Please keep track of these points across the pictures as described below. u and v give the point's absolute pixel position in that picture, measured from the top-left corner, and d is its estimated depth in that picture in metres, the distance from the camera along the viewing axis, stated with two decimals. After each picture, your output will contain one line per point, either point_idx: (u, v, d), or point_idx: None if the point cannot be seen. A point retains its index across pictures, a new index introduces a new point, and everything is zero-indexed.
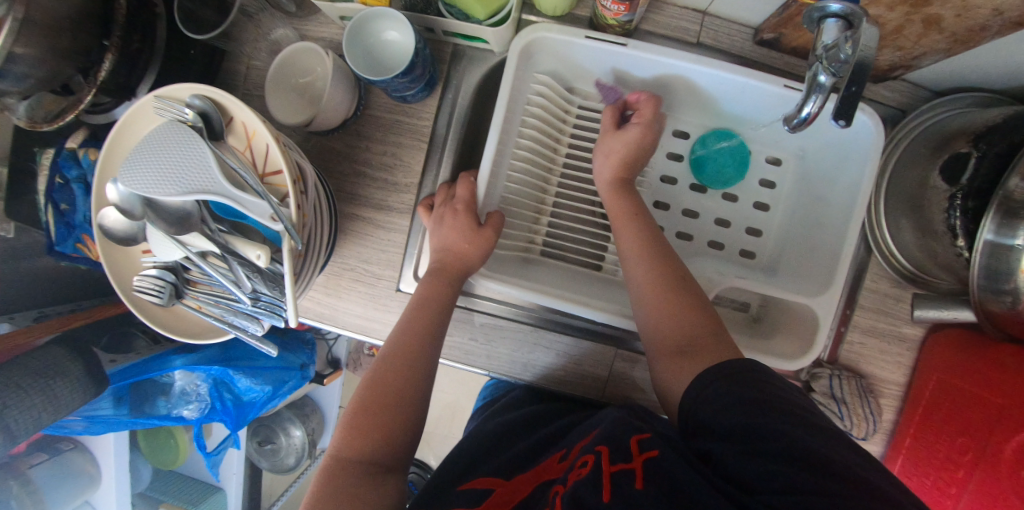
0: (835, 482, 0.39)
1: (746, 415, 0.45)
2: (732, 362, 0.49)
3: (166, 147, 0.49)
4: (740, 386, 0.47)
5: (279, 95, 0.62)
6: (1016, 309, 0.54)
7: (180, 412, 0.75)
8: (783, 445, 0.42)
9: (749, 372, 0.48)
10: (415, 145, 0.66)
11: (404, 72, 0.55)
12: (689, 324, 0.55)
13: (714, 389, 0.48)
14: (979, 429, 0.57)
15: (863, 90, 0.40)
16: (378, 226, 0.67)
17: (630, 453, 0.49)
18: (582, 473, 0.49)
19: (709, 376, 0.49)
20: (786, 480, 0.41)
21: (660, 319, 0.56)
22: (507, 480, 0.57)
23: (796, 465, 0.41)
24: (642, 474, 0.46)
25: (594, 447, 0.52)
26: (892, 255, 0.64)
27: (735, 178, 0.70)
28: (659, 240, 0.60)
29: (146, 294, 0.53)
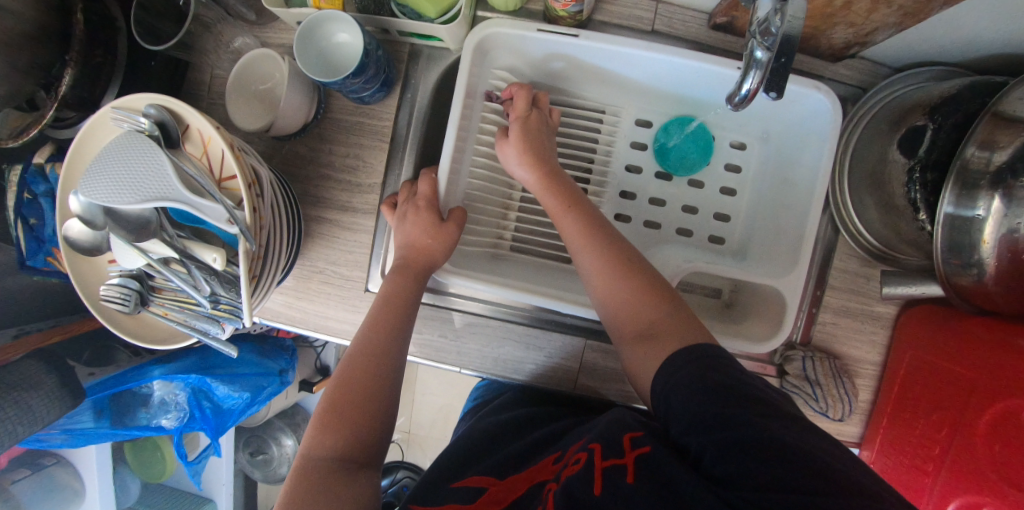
0: (803, 476, 0.38)
1: (721, 404, 0.44)
2: (694, 349, 0.49)
3: (122, 157, 0.50)
4: (707, 373, 0.47)
5: (239, 103, 0.63)
6: (982, 281, 0.53)
7: (160, 422, 0.76)
8: (756, 434, 0.41)
9: (714, 359, 0.48)
10: (377, 145, 0.67)
11: (355, 72, 0.56)
12: (649, 312, 0.54)
13: (680, 377, 0.48)
14: (953, 404, 0.56)
15: (792, 62, 0.42)
16: (344, 228, 0.68)
17: (623, 449, 0.47)
18: (575, 468, 0.49)
19: (674, 365, 0.49)
20: (768, 474, 0.39)
21: (623, 308, 0.56)
22: (502, 479, 0.57)
23: (772, 460, 0.39)
24: (634, 468, 0.45)
25: (589, 444, 0.51)
26: (858, 232, 0.63)
27: (700, 163, 0.71)
28: (602, 225, 0.59)
29: (112, 302, 0.54)
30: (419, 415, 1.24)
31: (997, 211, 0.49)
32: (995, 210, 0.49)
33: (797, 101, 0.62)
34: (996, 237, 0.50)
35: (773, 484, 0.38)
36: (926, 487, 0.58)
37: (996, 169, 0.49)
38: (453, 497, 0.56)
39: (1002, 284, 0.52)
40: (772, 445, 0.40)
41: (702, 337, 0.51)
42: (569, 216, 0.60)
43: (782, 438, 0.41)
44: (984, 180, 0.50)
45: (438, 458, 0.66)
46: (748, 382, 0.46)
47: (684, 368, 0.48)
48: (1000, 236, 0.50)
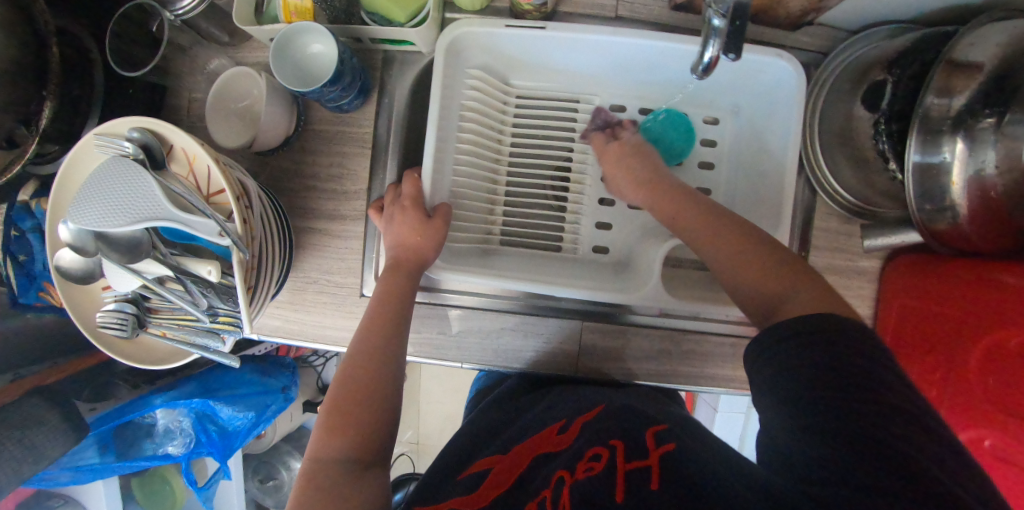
0: (889, 471, 0.35)
1: (817, 388, 0.40)
2: (821, 323, 0.43)
3: (110, 183, 0.50)
4: (822, 348, 0.41)
5: (218, 119, 0.63)
6: (957, 223, 0.56)
7: (166, 450, 0.75)
8: (861, 432, 0.37)
9: (844, 332, 0.41)
10: (360, 152, 0.68)
11: (332, 80, 0.58)
12: (781, 287, 0.50)
13: (781, 352, 0.43)
14: (945, 344, 0.58)
15: (747, 22, 0.44)
16: (335, 236, 0.69)
17: (647, 448, 0.46)
18: (597, 468, 0.46)
19: (784, 334, 0.44)
20: (837, 462, 0.37)
21: (749, 288, 0.52)
22: (505, 455, 0.59)
23: (862, 452, 0.36)
24: (659, 472, 0.43)
25: (608, 441, 0.50)
26: (836, 192, 0.65)
27: (685, 147, 0.71)
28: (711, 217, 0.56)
29: (109, 328, 0.53)
30: (426, 425, 1.24)
31: (961, 153, 0.52)
32: (959, 152, 0.52)
33: (762, 71, 0.65)
34: (964, 178, 0.53)
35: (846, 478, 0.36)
36: None
37: (955, 115, 0.52)
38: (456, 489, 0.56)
39: (977, 224, 0.55)
40: (849, 437, 0.37)
41: (825, 310, 0.45)
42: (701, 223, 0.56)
43: (862, 427, 0.37)
44: (945, 125, 0.53)
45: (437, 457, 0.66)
46: (858, 369, 0.40)
47: (774, 352, 0.43)
48: (968, 177, 0.53)
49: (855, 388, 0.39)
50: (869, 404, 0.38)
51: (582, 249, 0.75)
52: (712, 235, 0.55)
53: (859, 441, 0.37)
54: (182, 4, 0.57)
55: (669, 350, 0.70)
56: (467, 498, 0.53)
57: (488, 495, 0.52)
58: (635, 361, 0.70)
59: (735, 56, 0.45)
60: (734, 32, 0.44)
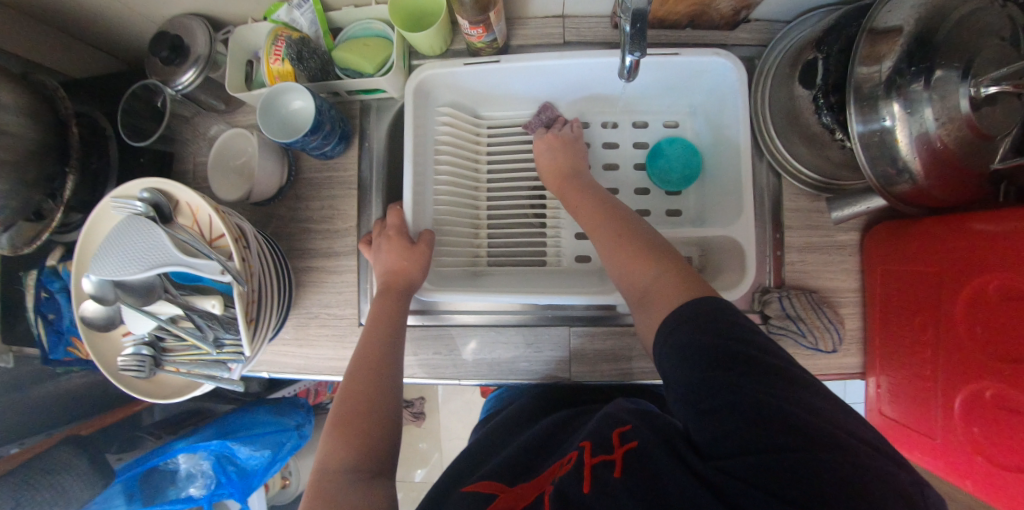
0: (798, 442, 0.39)
1: (708, 370, 0.44)
2: (691, 309, 0.49)
3: (123, 237, 0.56)
4: (704, 330, 0.46)
5: (218, 178, 0.71)
6: (917, 183, 0.56)
7: (189, 492, 0.78)
8: (757, 410, 0.41)
9: (714, 318, 0.47)
10: (347, 193, 0.74)
11: (312, 130, 0.65)
12: (643, 278, 0.56)
13: (675, 338, 0.48)
14: (930, 303, 0.57)
15: (647, 24, 0.49)
16: (331, 272, 0.74)
17: (612, 444, 0.48)
18: (566, 468, 0.49)
19: (670, 324, 0.49)
20: (744, 438, 0.41)
21: (625, 284, 0.59)
22: (513, 485, 0.56)
23: (769, 427, 0.40)
24: (622, 463, 0.45)
25: (582, 444, 0.52)
26: (798, 172, 0.68)
27: (693, 156, 0.74)
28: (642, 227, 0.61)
29: (129, 371, 0.59)
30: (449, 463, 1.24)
31: (900, 116, 0.54)
32: (897, 114, 0.54)
33: (706, 70, 0.70)
34: (908, 136, 0.54)
35: (752, 450, 0.40)
36: (932, 392, 0.57)
37: (886, 79, 0.54)
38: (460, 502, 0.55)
39: (935, 178, 0.55)
40: (755, 412, 0.41)
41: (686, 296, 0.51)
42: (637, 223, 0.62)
43: (754, 394, 0.42)
44: (879, 91, 0.55)
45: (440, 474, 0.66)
46: (740, 343, 0.45)
47: (672, 330, 0.49)
48: (913, 134, 0.54)
49: (751, 368, 0.43)
50: (771, 377, 0.43)
51: (566, 261, 0.78)
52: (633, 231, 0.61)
53: (778, 418, 0.40)
54: (181, 81, 0.68)
55: None
56: None
57: None
58: (626, 358, 0.72)
59: (641, 54, 0.52)
60: (638, 33, 0.50)
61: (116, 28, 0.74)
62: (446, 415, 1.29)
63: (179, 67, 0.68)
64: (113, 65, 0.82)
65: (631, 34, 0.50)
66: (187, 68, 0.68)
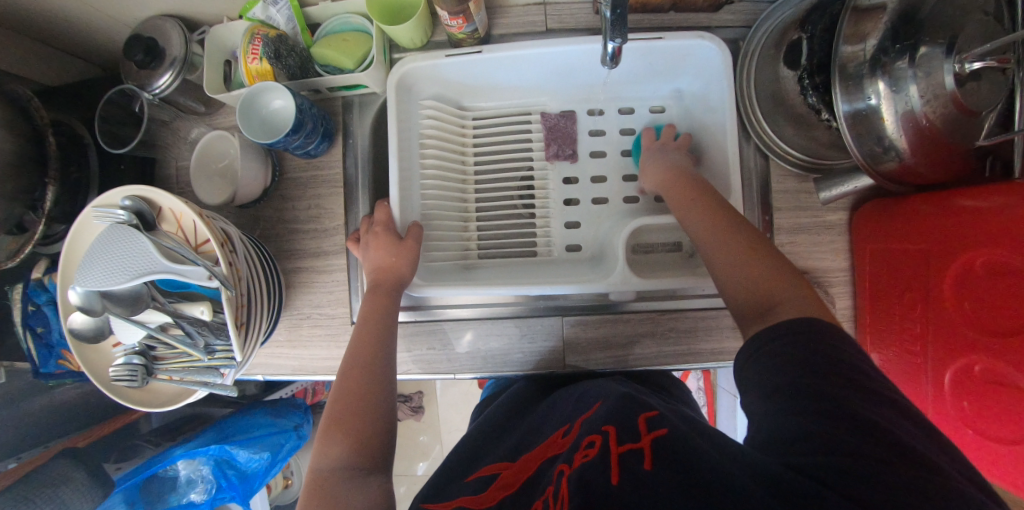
0: (890, 453, 0.38)
1: (795, 376, 0.44)
2: (798, 323, 0.47)
3: (107, 247, 0.55)
4: (804, 345, 0.45)
5: (202, 181, 0.70)
6: (903, 161, 0.56)
7: (189, 497, 0.79)
8: (837, 409, 0.41)
9: (819, 330, 0.46)
10: (334, 191, 0.74)
11: (293, 129, 0.64)
12: (766, 286, 0.53)
13: (770, 350, 0.47)
14: (917, 281, 0.58)
15: (626, 9, 0.49)
16: (321, 272, 0.73)
17: (639, 432, 0.48)
18: (591, 454, 0.48)
19: (777, 335, 0.47)
20: (823, 436, 0.40)
21: (741, 291, 0.54)
22: (514, 461, 0.59)
23: (844, 424, 0.40)
24: (651, 453, 0.45)
25: (600, 428, 0.51)
26: (786, 153, 0.67)
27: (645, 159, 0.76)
28: (732, 216, 0.58)
29: (121, 380, 0.58)
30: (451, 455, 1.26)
31: (886, 94, 0.54)
32: (883, 92, 0.54)
33: (691, 54, 0.69)
34: (895, 113, 0.54)
35: (828, 448, 0.39)
36: (920, 367, 0.58)
37: (870, 58, 0.54)
38: (466, 488, 0.58)
39: (920, 156, 0.55)
40: (843, 417, 0.40)
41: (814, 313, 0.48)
42: (698, 203, 0.60)
43: (848, 408, 0.41)
44: (864, 70, 0.55)
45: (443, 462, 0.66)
46: (841, 361, 0.43)
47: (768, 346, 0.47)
48: (898, 111, 0.54)
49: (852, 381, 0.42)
50: (859, 391, 0.42)
51: (557, 251, 0.78)
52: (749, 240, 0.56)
53: (864, 423, 0.40)
54: (158, 85, 0.66)
55: (654, 331, 0.72)
56: (478, 497, 0.55)
57: (501, 495, 0.54)
58: (623, 346, 0.72)
59: (623, 40, 0.51)
60: (618, 19, 0.49)
61: (88, 30, 0.72)
62: (445, 407, 1.30)
63: (155, 70, 0.66)
64: (87, 70, 0.80)
65: (611, 21, 0.50)
66: (163, 71, 0.66)
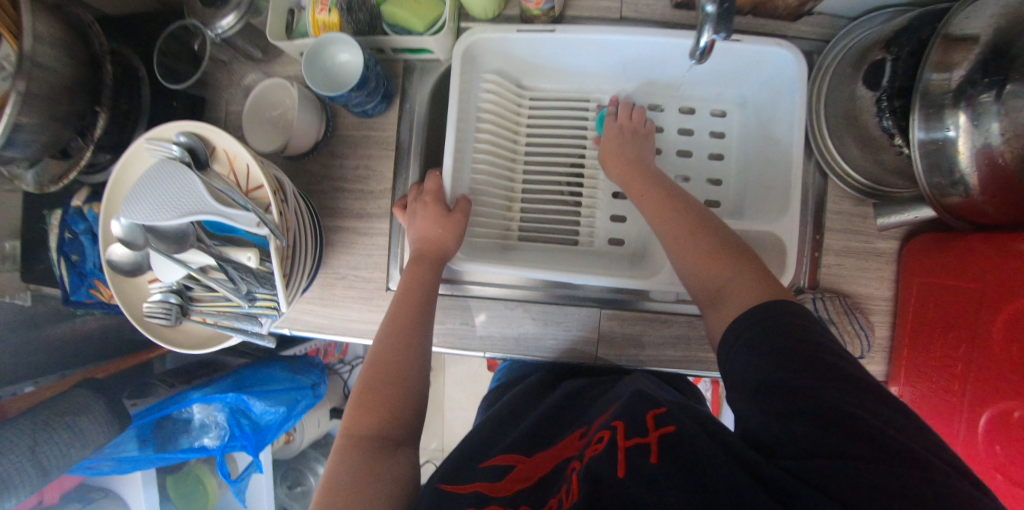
0: (874, 453, 0.36)
1: (768, 368, 0.43)
2: (756, 310, 0.48)
3: (160, 181, 0.55)
4: (775, 333, 0.45)
5: (254, 128, 0.69)
6: (969, 197, 0.56)
7: (202, 442, 0.77)
8: (816, 405, 0.39)
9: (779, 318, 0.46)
10: (384, 154, 0.73)
11: (357, 85, 0.63)
12: (724, 274, 0.54)
13: (742, 339, 0.46)
14: (964, 320, 0.57)
15: (734, 5, 0.47)
16: (362, 234, 0.73)
17: (647, 427, 0.48)
18: (599, 448, 0.48)
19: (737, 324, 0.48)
20: (808, 439, 0.39)
21: (696, 276, 0.56)
22: (529, 456, 0.59)
23: (823, 422, 0.39)
24: (658, 448, 0.45)
25: (611, 423, 0.51)
26: (845, 173, 0.67)
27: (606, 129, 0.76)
28: (679, 201, 0.61)
29: (156, 317, 0.58)
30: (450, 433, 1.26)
31: (965, 127, 0.53)
32: (963, 125, 0.53)
33: (765, 61, 0.68)
34: (971, 148, 0.53)
35: (812, 449, 0.38)
36: (955, 407, 0.57)
37: (956, 88, 0.53)
38: (481, 475, 0.58)
39: (989, 196, 0.54)
40: (819, 414, 0.39)
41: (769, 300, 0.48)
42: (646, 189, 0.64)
43: (824, 403, 0.39)
44: (947, 99, 0.54)
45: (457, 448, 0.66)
46: (813, 347, 0.42)
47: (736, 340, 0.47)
48: (975, 146, 0.53)
49: (835, 375, 0.41)
50: (839, 384, 0.40)
51: (598, 242, 0.78)
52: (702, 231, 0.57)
53: (848, 424, 0.38)
54: (222, 26, 0.65)
55: (688, 336, 0.72)
56: (493, 486, 0.55)
57: (513, 488, 0.54)
58: (654, 346, 0.72)
59: (727, 34, 0.50)
60: (722, 13, 0.48)
61: None
62: (450, 385, 1.30)
63: (219, 9, 0.65)
64: None
65: (715, 14, 0.48)
66: (228, 12, 0.64)
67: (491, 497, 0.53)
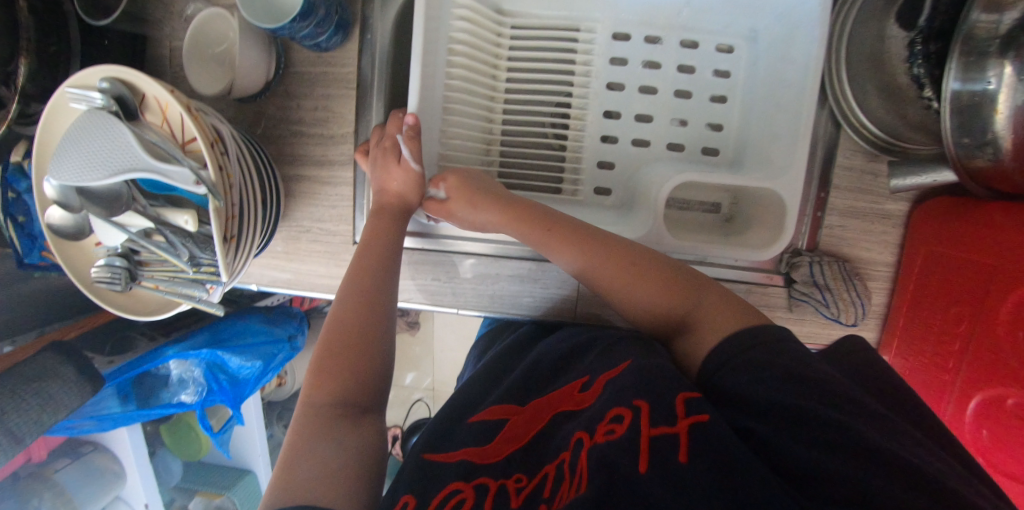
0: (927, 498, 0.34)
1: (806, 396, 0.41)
2: (741, 335, 0.47)
3: (85, 137, 0.49)
4: (763, 356, 0.45)
5: (194, 66, 0.61)
6: (998, 161, 0.48)
7: (181, 398, 0.79)
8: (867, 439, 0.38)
9: (770, 345, 0.45)
10: (343, 93, 0.65)
11: (301, 14, 0.54)
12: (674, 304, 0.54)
13: (734, 367, 0.46)
14: (970, 295, 0.52)
15: None
16: (324, 184, 0.67)
17: (675, 414, 0.42)
18: (617, 431, 0.43)
19: (725, 351, 0.47)
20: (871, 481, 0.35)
21: (650, 310, 0.55)
22: (522, 408, 0.58)
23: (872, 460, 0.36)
24: (687, 446, 0.40)
25: (631, 401, 0.46)
26: (862, 125, 0.59)
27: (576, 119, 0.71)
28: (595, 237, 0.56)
29: (102, 282, 0.55)
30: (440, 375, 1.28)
31: (1009, 80, 0.45)
32: (1007, 78, 0.45)
33: None
34: (1012, 106, 0.45)
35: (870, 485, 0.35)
36: (946, 384, 0.55)
37: (1005, 34, 0.45)
38: (468, 438, 0.56)
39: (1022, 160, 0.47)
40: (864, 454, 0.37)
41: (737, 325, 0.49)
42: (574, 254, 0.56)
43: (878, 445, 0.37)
44: (993, 47, 0.46)
45: (450, 400, 0.64)
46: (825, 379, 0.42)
47: (738, 375, 0.45)
48: (1017, 105, 0.45)
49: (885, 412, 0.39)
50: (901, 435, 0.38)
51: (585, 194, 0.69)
52: (638, 266, 0.55)
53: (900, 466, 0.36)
54: None
55: None
56: (481, 451, 0.53)
57: (504, 451, 0.52)
58: None
59: None
60: None
61: None
62: (439, 327, 1.30)
63: None
64: None
65: None
66: None
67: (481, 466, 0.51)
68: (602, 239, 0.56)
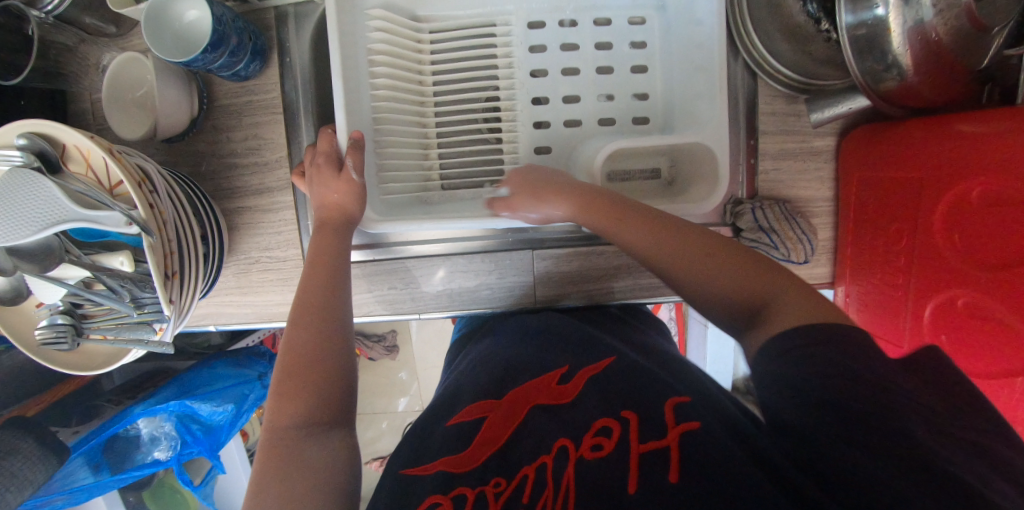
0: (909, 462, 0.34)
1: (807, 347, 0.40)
2: (772, 304, 0.45)
3: (6, 195, 0.47)
4: (813, 346, 0.41)
5: (115, 112, 0.61)
6: (904, 80, 0.50)
7: (155, 456, 0.77)
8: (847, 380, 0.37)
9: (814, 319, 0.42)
10: (272, 118, 0.65)
11: (211, 45, 0.54)
12: (721, 272, 0.50)
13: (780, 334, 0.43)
14: (907, 210, 0.54)
15: None
16: (266, 211, 0.66)
17: (665, 426, 0.44)
18: (602, 451, 0.45)
19: (784, 337, 0.42)
20: (863, 447, 0.36)
21: (714, 288, 0.50)
22: (495, 404, 0.55)
23: (858, 418, 0.37)
24: (677, 461, 0.41)
25: (620, 412, 0.48)
26: (776, 71, 0.61)
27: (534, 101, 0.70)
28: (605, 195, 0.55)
29: (47, 342, 0.54)
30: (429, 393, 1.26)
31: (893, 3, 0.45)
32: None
33: None
34: (902, 25, 0.46)
35: (844, 441, 0.36)
36: (900, 301, 0.55)
37: None
38: (445, 443, 0.52)
39: (925, 75, 0.49)
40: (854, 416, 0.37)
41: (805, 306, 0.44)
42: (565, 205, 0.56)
43: (859, 401, 0.37)
44: None
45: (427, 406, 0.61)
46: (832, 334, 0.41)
47: (764, 354, 0.43)
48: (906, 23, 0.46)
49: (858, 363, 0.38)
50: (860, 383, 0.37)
51: None
52: (669, 228, 0.53)
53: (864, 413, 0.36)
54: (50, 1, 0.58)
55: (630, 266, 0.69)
56: (453, 458, 0.50)
57: (484, 454, 0.50)
58: (592, 281, 0.70)
59: None
60: None
61: None
62: (420, 346, 1.28)
63: None
64: None
65: None
66: None
67: (460, 473, 0.48)
68: (595, 202, 0.55)
